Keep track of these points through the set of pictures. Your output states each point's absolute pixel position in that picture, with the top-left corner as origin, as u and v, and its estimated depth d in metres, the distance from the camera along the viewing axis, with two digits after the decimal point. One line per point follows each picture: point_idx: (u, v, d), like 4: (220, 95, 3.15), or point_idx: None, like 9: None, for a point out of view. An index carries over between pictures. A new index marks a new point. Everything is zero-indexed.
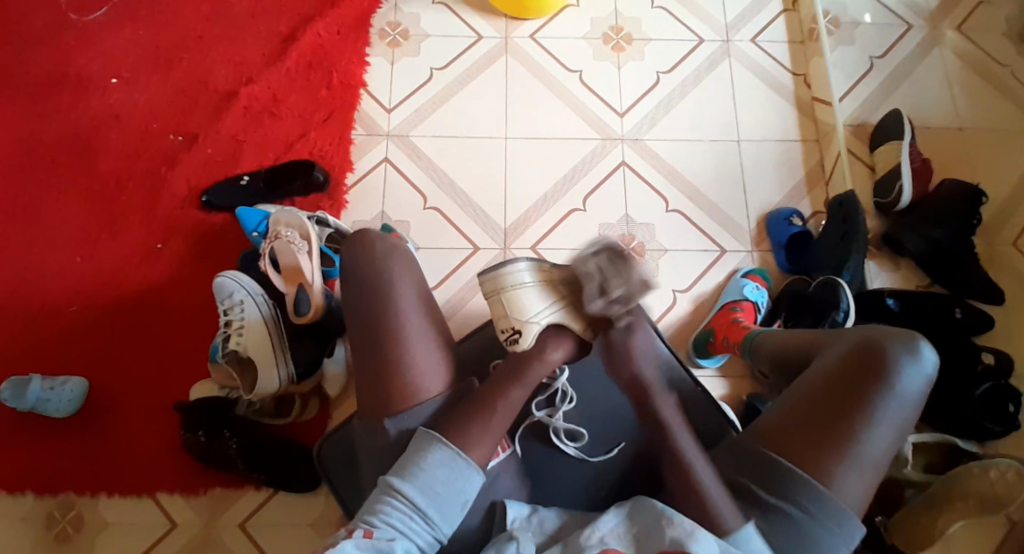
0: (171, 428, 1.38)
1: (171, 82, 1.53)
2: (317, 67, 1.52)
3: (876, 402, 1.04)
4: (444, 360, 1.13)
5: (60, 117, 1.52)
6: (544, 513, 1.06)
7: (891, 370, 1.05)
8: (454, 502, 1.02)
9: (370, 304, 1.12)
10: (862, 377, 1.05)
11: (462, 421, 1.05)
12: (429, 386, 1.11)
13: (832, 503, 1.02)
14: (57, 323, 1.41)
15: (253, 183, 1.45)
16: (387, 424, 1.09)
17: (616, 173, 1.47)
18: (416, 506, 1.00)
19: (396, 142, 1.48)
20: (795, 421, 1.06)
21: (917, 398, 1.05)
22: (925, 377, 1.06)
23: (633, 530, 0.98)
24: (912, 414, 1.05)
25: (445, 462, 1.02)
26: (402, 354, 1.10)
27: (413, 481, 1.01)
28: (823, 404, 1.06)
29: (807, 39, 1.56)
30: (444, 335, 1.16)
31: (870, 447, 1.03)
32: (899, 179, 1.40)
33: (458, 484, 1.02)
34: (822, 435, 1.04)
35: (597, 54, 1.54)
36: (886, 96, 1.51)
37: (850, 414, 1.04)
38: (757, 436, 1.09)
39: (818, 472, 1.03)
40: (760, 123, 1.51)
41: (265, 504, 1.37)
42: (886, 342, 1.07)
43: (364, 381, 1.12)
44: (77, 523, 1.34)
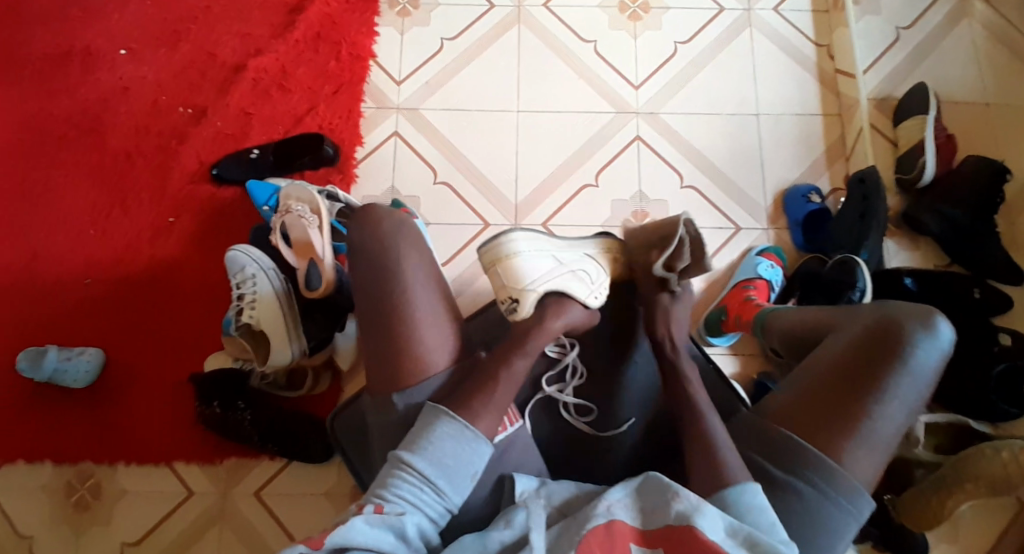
0: (187, 400, 1.41)
1: (180, 55, 1.51)
2: (326, 38, 1.49)
3: (891, 379, 1.04)
4: (452, 334, 1.15)
5: (68, 87, 1.50)
6: (552, 487, 1.07)
7: (907, 347, 1.05)
8: (463, 475, 1.04)
9: (375, 276, 1.14)
10: (875, 354, 1.05)
11: (471, 396, 1.07)
12: (435, 362, 1.13)
13: (844, 479, 1.02)
14: (72, 294, 1.43)
15: (263, 157, 1.44)
16: (394, 399, 1.12)
17: (631, 148, 1.44)
18: (427, 478, 1.02)
19: (406, 116, 1.46)
20: (808, 396, 1.06)
21: (930, 375, 1.06)
22: (939, 352, 1.06)
23: (640, 505, 0.98)
24: (924, 394, 1.05)
25: (452, 434, 1.04)
26: (409, 329, 1.12)
27: (424, 455, 1.03)
28: (838, 381, 1.06)
29: (832, 9, 1.49)
30: (452, 309, 1.19)
31: (883, 426, 1.03)
32: (923, 155, 1.36)
33: (466, 456, 1.04)
34: (839, 413, 1.04)
35: (612, 23, 1.49)
36: (912, 69, 1.46)
37: (865, 390, 1.04)
38: (773, 412, 1.08)
39: (832, 450, 1.03)
40: (781, 97, 1.46)
41: (278, 475, 1.41)
42: (904, 318, 1.07)
43: (373, 355, 1.14)
44: (96, 491, 1.39)
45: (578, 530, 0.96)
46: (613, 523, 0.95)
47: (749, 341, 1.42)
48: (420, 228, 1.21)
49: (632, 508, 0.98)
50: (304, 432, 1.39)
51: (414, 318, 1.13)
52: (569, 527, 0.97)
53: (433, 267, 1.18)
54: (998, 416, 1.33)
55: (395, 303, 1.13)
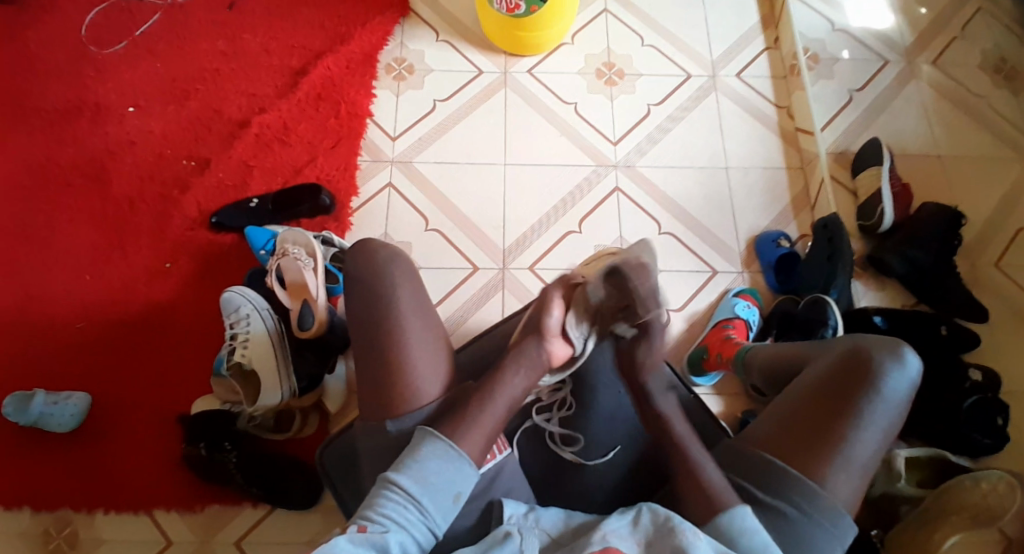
0: (174, 443, 1.41)
1: (185, 113, 1.60)
2: (327, 99, 1.60)
3: (865, 406, 1.07)
4: (441, 365, 1.16)
5: (75, 142, 1.58)
6: (541, 512, 1.09)
7: (878, 376, 1.08)
8: (447, 493, 1.04)
9: (368, 306, 1.16)
10: (848, 384, 1.09)
11: (460, 419, 1.08)
12: (426, 393, 1.14)
13: (824, 503, 1.04)
14: (64, 337, 1.44)
15: (261, 206, 1.51)
16: (388, 426, 1.13)
17: (611, 197, 1.53)
18: (412, 497, 1.02)
19: (400, 169, 1.55)
20: (788, 424, 1.10)
21: (903, 403, 1.09)
22: (911, 383, 1.09)
23: (636, 536, 1.01)
24: (898, 421, 1.08)
25: (438, 454, 1.05)
26: (403, 359, 1.13)
27: (409, 473, 1.04)
28: (814, 410, 1.09)
29: (790, 74, 1.63)
30: (443, 340, 1.19)
31: (860, 452, 1.06)
32: (882, 203, 1.47)
33: (450, 475, 1.05)
34: (817, 440, 1.07)
35: (590, 87, 1.62)
36: (866, 126, 1.58)
37: (840, 418, 1.07)
38: (753, 441, 1.12)
39: (812, 474, 1.06)
40: (748, 152, 1.57)
41: (260, 522, 1.39)
42: (873, 350, 1.11)
43: (367, 380, 1.15)
44: (73, 540, 1.36)
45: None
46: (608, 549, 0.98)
47: (731, 381, 1.46)
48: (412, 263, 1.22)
49: (628, 537, 1.00)
50: (289, 475, 1.38)
51: (407, 349, 1.14)
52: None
53: (426, 298, 1.19)
54: (976, 448, 1.37)
55: (389, 333, 1.14)
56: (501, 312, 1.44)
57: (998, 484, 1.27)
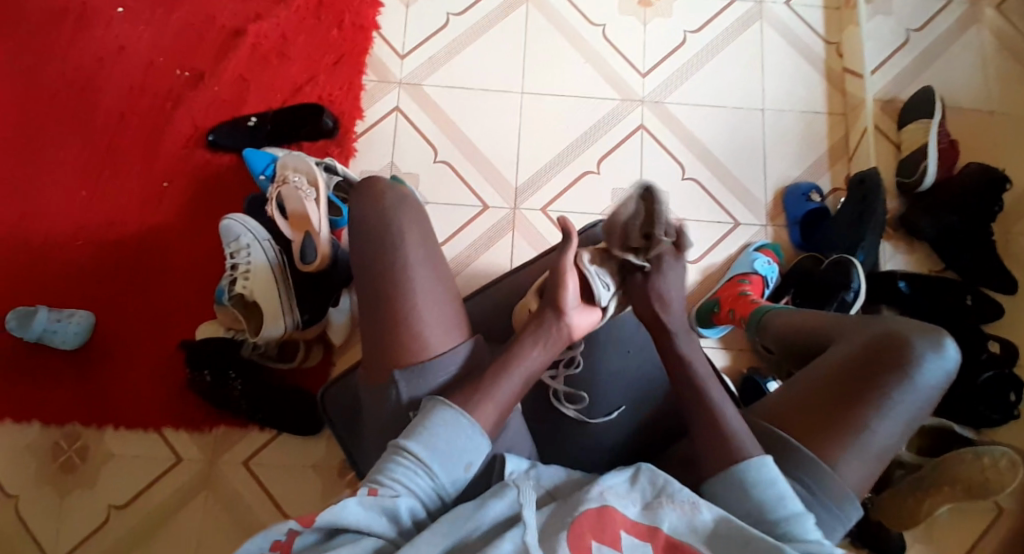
0: (176, 367, 1.40)
1: (178, 16, 1.49)
2: (330, 6, 1.47)
3: (891, 394, 0.99)
4: (452, 320, 1.05)
5: (66, 43, 1.48)
6: (543, 469, 0.99)
7: (908, 362, 1.01)
8: (459, 462, 0.95)
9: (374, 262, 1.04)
10: (877, 369, 1.01)
11: (473, 386, 1.00)
12: (436, 344, 1.03)
13: (833, 484, 0.97)
14: (63, 252, 1.41)
15: (260, 125, 1.43)
16: (396, 377, 1.02)
17: (634, 136, 1.43)
18: (423, 462, 0.94)
19: (408, 91, 1.45)
20: (805, 401, 1.02)
21: (931, 394, 1.01)
22: (943, 373, 1.01)
23: (634, 495, 0.94)
24: (921, 414, 1.01)
25: (449, 421, 0.96)
26: (411, 308, 1.03)
27: (419, 439, 0.95)
28: (835, 392, 1.01)
29: (843, 5, 1.48)
30: (453, 293, 1.08)
31: (879, 439, 0.99)
32: (925, 160, 1.36)
33: (464, 444, 0.96)
34: (833, 421, 0.99)
35: (622, 8, 1.48)
36: (920, 72, 1.45)
37: (862, 401, 1.00)
38: (764, 412, 1.04)
39: (825, 453, 0.98)
40: (786, 92, 1.45)
41: (267, 446, 1.39)
42: (908, 335, 1.02)
43: (370, 332, 1.05)
44: (83, 454, 1.37)
45: (568, 513, 0.90)
46: (605, 508, 0.90)
47: (739, 336, 1.41)
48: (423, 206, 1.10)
49: (626, 495, 0.93)
50: (292, 407, 1.38)
51: (415, 298, 1.03)
52: (559, 509, 0.91)
53: (435, 246, 1.08)
54: (982, 422, 1.33)
55: (395, 290, 1.03)
56: (509, 255, 1.38)
57: (1001, 461, 1.21)
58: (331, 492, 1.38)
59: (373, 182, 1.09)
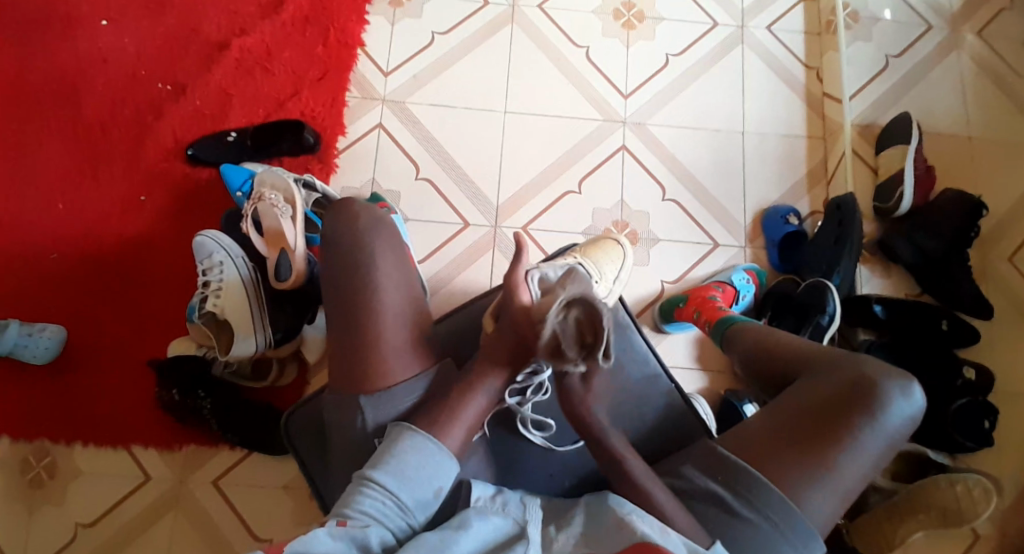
0: (149, 383, 1.37)
1: (161, 30, 1.48)
2: (314, 23, 1.47)
3: (858, 433, 1.00)
4: (422, 340, 1.05)
5: (46, 55, 1.46)
6: (508, 495, 0.98)
7: (878, 403, 1.01)
8: (427, 487, 0.95)
9: (347, 285, 1.04)
10: (845, 408, 1.01)
11: (440, 409, 1.00)
12: (399, 370, 1.03)
13: (799, 522, 0.97)
14: (38, 265, 1.39)
15: (240, 141, 1.42)
16: (362, 403, 1.02)
17: (615, 156, 1.43)
18: (390, 492, 0.93)
19: (391, 108, 1.45)
20: (773, 433, 1.02)
21: (898, 435, 1.02)
22: (912, 415, 1.02)
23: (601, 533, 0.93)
24: (889, 450, 1.01)
25: (417, 448, 0.96)
26: (378, 333, 1.02)
27: (387, 468, 0.95)
28: (804, 427, 1.01)
29: (824, 32, 1.50)
30: (424, 312, 1.08)
31: (847, 477, 0.99)
32: (901, 186, 1.37)
33: (431, 468, 0.96)
34: (801, 456, 1.00)
35: (606, 30, 1.49)
36: (899, 97, 1.47)
37: (833, 439, 1.00)
38: (733, 441, 1.05)
39: (793, 490, 0.98)
40: (767, 115, 1.47)
41: (238, 465, 1.37)
42: (879, 376, 1.03)
43: (336, 356, 1.04)
44: (52, 471, 1.35)
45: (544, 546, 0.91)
46: None
47: (717, 358, 1.41)
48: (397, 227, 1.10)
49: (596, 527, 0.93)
50: (266, 424, 1.35)
51: (382, 323, 1.02)
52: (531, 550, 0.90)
53: (408, 267, 1.07)
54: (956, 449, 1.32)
55: (365, 313, 1.02)
56: (490, 273, 1.38)
57: (975, 489, 1.21)
58: (304, 513, 1.36)
59: (347, 204, 1.08)
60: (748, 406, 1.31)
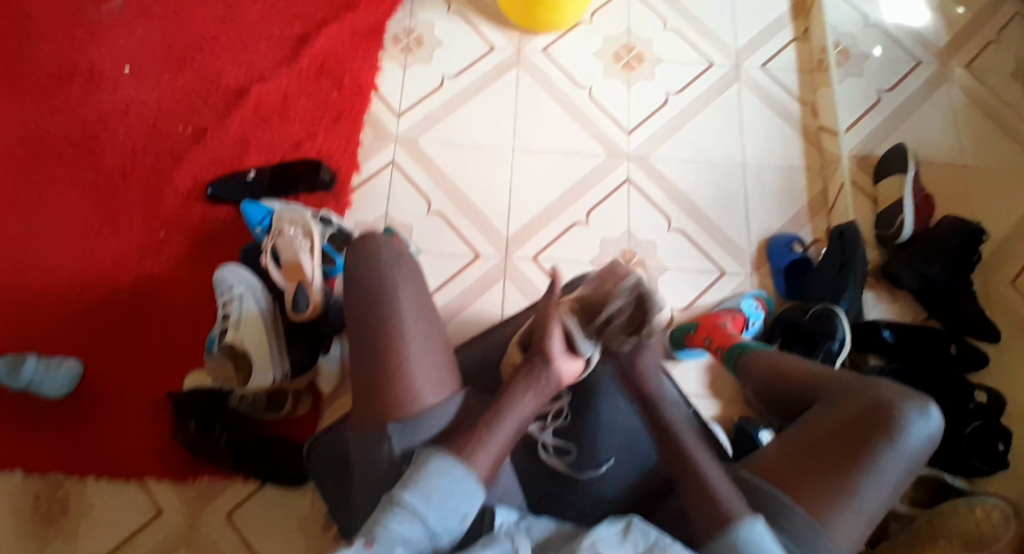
0: (164, 416, 1.38)
1: (184, 79, 1.56)
2: (330, 70, 1.55)
3: (880, 456, 0.99)
4: (444, 376, 1.05)
5: (74, 104, 1.54)
6: (532, 521, 1.00)
7: (898, 426, 1.00)
8: (454, 514, 0.94)
9: (370, 320, 1.05)
10: (866, 431, 1.01)
11: (467, 435, 1.00)
12: (426, 396, 1.03)
13: (829, 549, 0.96)
14: (58, 301, 1.42)
15: (259, 179, 1.47)
16: (390, 431, 1.02)
17: (621, 189, 1.48)
18: (418, 514, 0.92)
19: (404, 147, 1.50)
20: (794, 460, 1.02)
21: (920, 456, 1.01)
22: (932, 436, 1.01)
23: (627, 547, 0.91)
24: (910, 473, 1.01)
25: (444, 471, 0.95)
26: (404, 360, 1.03)
27: (415, 491, 0.93)
28: (826, 452, 1.01)
29: (816, 69, 1.57)
30: (445, 348, 1.08)
31: (870, 501, 0.98)
32: (902, 214, 1.40)
33: (460, 495, 0.94)
34: (823, 482, 0.99)
35: (606, 71, 1.56)
36: (894, 128, 1.52)
37: (854, 463, 0.99)
38: (754, 470, 1.04)
39: (819, 516, 0.97)
40: (766, 149, 1.52)
41: (251, 498, 1.36)
42: (898, 399, 1.02)
43: (362, 385, 1.05)
44: (64, 506, 1.34)
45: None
46: None
47: (729, 386, 1.41)
48: (418, 263, 1.11)
49: (618, 545, 0.91)
50: (281, 456, 1.35)
51: (407, 351, 1.03)
52: None
53: (429, 301, 1.08)
54: (973, 473, 1.31)
55: (388, 348, 1.03)
56: (501, 302, 1.41)
57: (994, 512, 1.22)
58: (316, 547, 1.34)
59: (367, 239, 1.09)
60: (764, 434, 1.31)
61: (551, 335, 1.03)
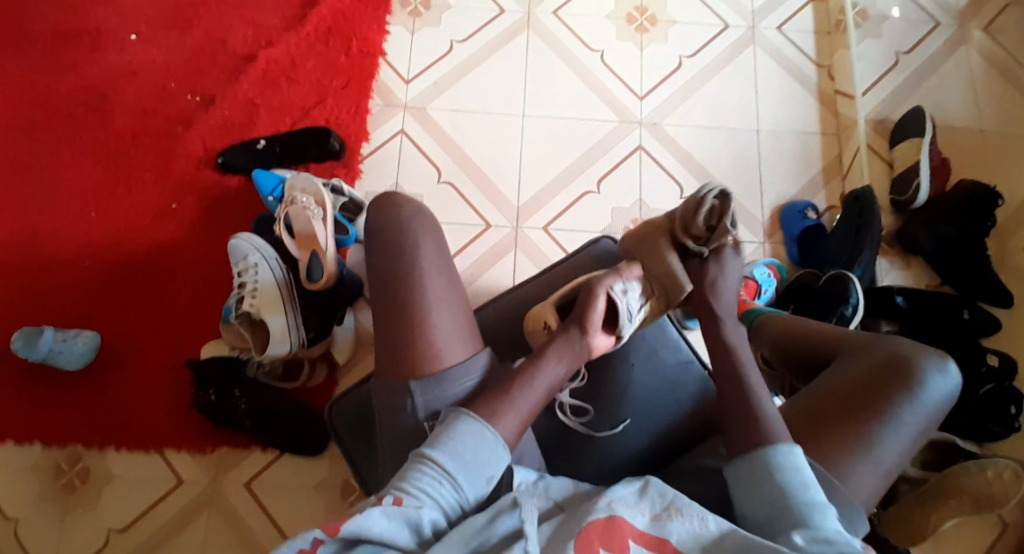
0: (181, 386, 1.40)
1: (188, 44, 1.53)
2: (337, 34, 1.52)
3: (897, 409, 1.00)
4: (466, 333, 1.05)
5: (78, 70, 1.52)
6: (550, 480, 0.99)
7: (916, 380, 1.01)
8: (481, 474, 0.93)
9: (391, 278, 1.04)
10: (883, 385, 1.02)
11: (495, 398, 0.99)
12: (451, 355, 1.03)
13: (846, 497, 0.96)
14: (72, 273, 1.42)
15: (269, 148, 1.46)
16: (412, 388, 1.01)
17: (633, 156, 1.46)
18: (447, 473, 0.92)
19: (413, 114, 1.49)
20: (813, 412, 1.02)
21: (935, 412, 1.02)
22: (948, 393, 1.03)
23: (643, 506, 0.93)
24: (927, 430, 1.02)
25: (472, 433, 0.95)
26: (427, 319, 1.02)
27: (444, 449, 0.93)
28: (843, 405, 1.02)
29: (834, 30, 1.54)
30: (466, 307, 1.08)
31: (888, 453, 0.99)
32: (917, 177, 1.39)
33: (486, 455, 0.94)
34: (842, 433, 0.99)
35: (619, 34, 1.53)
36: (910, 93, 1.50)
37: (873, 416, 1.00)
38: None
39: (838, 467, 0.98)
40: (781, 113, 1.50)
41: (270, 466, 1.38)
42: (913, 353, 1.04)
43: (383, 343, 1.04)
44: (85, 475, 1.36)
45: (577, 523, 0.90)
46: (614, 518, 0.90)
47: (742, 351, 1.43)
48: (439, 223, 1.10)
49: (634, 505, 0.92)
50: (299, 425, 1.37)
51: (431, 313, 1.03)
52: (567, 521, 0.91)
53: (450, 262, 1.08)
54: (983, 434, 1.32)
55: (409, 305, 1.03)
56: (513, 273, 1.40)
57: (1005, 473, 1.19)
58: (334, 512, 1.37)
59: (390, 200, 1.10)
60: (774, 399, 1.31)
61: (591, 308, 1.08)
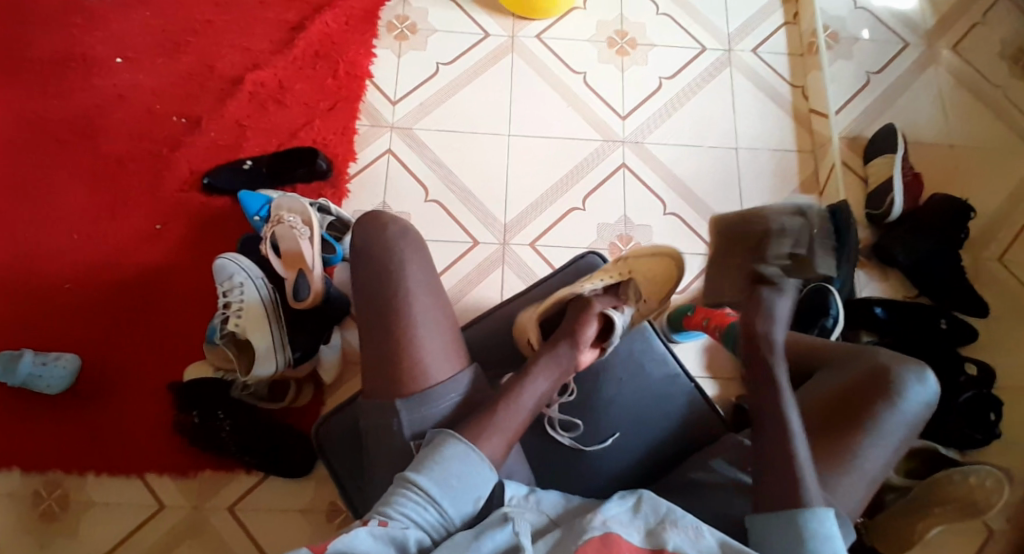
0: (165, 409, 1.37)
1: (175, 68, 1.54)
2: (324, 57, 1.54)
3: (879, 421, 1.02)
4: (452, 350, 1.05)
5: (64, 93, 1.52)
6: (542, 494, 0.98)
7: (896, 391, 1.03)
8: (467, 497, 0.93)
9: (376, 298, 1.05)
10: (865, 398, 1.03)
11: (481, 418, 0.99)
12: (437, 373, 1.03)
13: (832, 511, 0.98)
14: (53, 295, 1.40)
15: (256, 168, 1.47)
16: (398, 407, 1.01)
17: (616, 174, 1.49)
18: (432, 497, 0.91)
19: (399, 135, 1.51)
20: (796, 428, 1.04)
21: (917, 421, 1.03)
22: (928, 402, 1.04)
23: (637, 522, 0.92)
24: (912, 437, 1.03)
25: (460, 456, 0.94)
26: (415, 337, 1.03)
27: (429, 473, 0.93)
28: (826, 420, 1.03)
29: (807, 53, 1.59)
30: (452, 325, 1.08)
31: (872, 464, 1.01)
32: (892, 193, 1.44)
33: (474, 479, 0.94)
34: (825, 448, 1.01)
35: (601, 56, 1.57)
36: (881, 112, 1.56)
37: (856, 428, 1.01)
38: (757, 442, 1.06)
39: (822, 481, 0.99)
40: (759, 132, 1.54)
41: (254, 490, 1.35)
42: (893, 364, 1.05)
43: (371, 360, 1.04)
44: (64, 502, 1.33)
45: (574, 540, 0.89)
46: (609, 535, 0.89)
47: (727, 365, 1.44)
48: (424, 241, 1.11)
49: (629, 522, 0.92)
50: (284, 448, 1.35)
51: (418, 331, 1.03)
52: (566, 535, 0.90)
53: (436, 279, 1.09)
54: (966, 442, 1.34)
55: (394, 324, 1.03)
56: (500, 289, 1.41)
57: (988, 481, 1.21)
58: (321, 536, 1.34)
59: (373, 220, 1.10)
60: None
61: (586, 322, 1.10)
